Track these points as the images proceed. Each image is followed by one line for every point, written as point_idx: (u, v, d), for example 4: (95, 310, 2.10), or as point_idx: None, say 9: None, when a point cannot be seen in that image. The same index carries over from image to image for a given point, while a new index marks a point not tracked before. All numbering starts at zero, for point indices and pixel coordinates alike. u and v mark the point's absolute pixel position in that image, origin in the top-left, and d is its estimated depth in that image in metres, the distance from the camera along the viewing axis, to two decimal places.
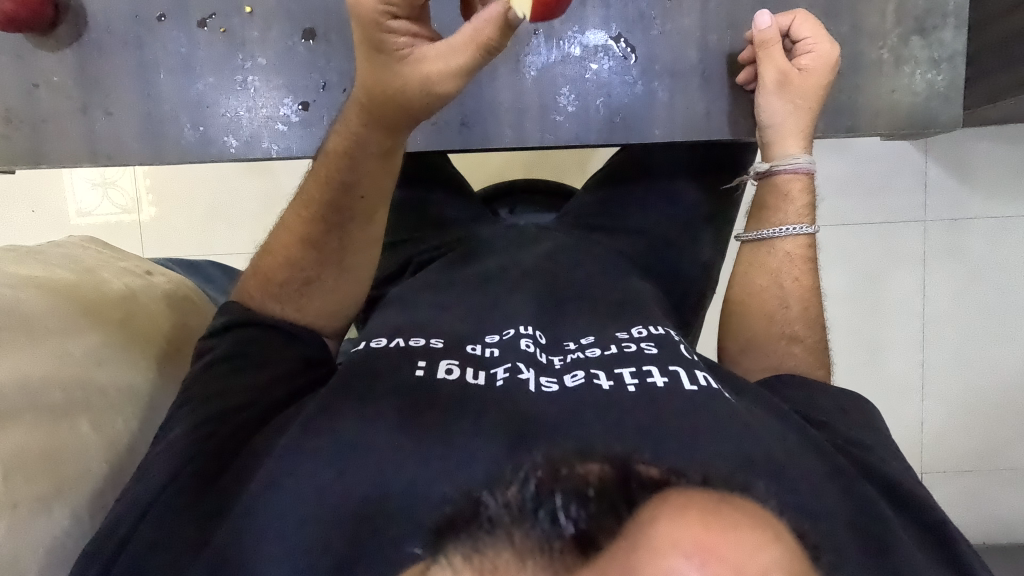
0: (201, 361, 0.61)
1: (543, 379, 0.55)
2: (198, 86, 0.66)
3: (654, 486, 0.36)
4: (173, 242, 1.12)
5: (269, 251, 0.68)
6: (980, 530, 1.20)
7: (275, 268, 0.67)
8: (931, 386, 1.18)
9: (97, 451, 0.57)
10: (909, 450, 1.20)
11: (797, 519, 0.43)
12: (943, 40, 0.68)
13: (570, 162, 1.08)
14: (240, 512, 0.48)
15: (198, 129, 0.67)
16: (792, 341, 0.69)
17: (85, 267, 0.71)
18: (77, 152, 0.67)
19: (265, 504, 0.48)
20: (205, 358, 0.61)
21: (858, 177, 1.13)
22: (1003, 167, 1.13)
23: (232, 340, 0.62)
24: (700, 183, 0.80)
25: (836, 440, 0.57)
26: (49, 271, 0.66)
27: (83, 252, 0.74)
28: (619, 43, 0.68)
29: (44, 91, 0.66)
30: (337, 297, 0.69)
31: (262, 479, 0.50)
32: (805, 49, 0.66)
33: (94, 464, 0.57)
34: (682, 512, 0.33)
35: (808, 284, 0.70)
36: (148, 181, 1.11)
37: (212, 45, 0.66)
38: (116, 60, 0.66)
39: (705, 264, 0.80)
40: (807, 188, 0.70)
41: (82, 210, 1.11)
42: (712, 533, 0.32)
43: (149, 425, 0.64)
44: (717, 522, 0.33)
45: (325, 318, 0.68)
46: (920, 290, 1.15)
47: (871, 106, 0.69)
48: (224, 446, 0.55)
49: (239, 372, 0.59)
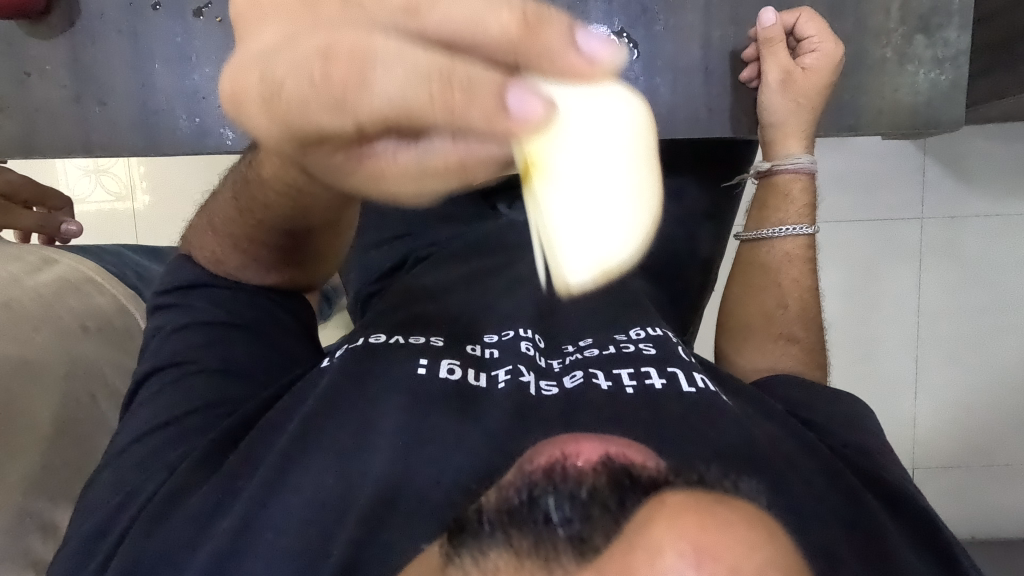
0: (179, 319, 0.60)
1: (543, 384, 0.55)
2: (194, 77, 0.65)
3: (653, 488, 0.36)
4: (166, 232, 1.11)
5: (211, 227, 0.61)
6: (971, 525, 1.21)
7: (220, 249, 0.61)
8: (924, 381, 1.19)
9: (37, 465, 0.60)
10: (900, 446, 1.21)
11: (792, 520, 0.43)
12: (948, 39, 0.66)
13: None
14: (237, 512, 0.48)
15: (194, 120, 0.66)
16: (790, 341, 0.70)
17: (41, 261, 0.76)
18: (69, 141, 0.66)
19: (260, 505, 0.48)
20: (178, 320, 0.60)
21: (858, 173, 1.12)
22: (1000, 166, 1.13)
23: (206, 301, 0.60)
24: (700, 178, 0.80)
25: (831, 445, 0.57)
26: (29, 273, 0.72)
27: (65, 254, 0.80)
28: (621, 38, 0.66)
29: (36, 79, 0.65)
30: (307, 268, 0.62)
31: (260, 479, 0.49)
32: (810, 47, 0.66)
33: (35, 476, 0.59)
34: (678, 514, 0.32)
35: (807, 284, 0.72)
36: (143, 170, 1.09)
37: (208, 34, 0.65)
38: (110, 49, 0.65)
39: (704, 262, 0.79)
40: (808, 189, 0.72)
41: (76, 196, 1.10)
42: (708, 533, 0.31)
43: (87, 440, 0.66)
44: (713, 522, 0.31)
45: (304, 278, 0.63)
46: (915, 286, 1.16)
47: (873, 106, 0.68)
48: (223, 442, 0.55)
49: (197, 347, 0.58)
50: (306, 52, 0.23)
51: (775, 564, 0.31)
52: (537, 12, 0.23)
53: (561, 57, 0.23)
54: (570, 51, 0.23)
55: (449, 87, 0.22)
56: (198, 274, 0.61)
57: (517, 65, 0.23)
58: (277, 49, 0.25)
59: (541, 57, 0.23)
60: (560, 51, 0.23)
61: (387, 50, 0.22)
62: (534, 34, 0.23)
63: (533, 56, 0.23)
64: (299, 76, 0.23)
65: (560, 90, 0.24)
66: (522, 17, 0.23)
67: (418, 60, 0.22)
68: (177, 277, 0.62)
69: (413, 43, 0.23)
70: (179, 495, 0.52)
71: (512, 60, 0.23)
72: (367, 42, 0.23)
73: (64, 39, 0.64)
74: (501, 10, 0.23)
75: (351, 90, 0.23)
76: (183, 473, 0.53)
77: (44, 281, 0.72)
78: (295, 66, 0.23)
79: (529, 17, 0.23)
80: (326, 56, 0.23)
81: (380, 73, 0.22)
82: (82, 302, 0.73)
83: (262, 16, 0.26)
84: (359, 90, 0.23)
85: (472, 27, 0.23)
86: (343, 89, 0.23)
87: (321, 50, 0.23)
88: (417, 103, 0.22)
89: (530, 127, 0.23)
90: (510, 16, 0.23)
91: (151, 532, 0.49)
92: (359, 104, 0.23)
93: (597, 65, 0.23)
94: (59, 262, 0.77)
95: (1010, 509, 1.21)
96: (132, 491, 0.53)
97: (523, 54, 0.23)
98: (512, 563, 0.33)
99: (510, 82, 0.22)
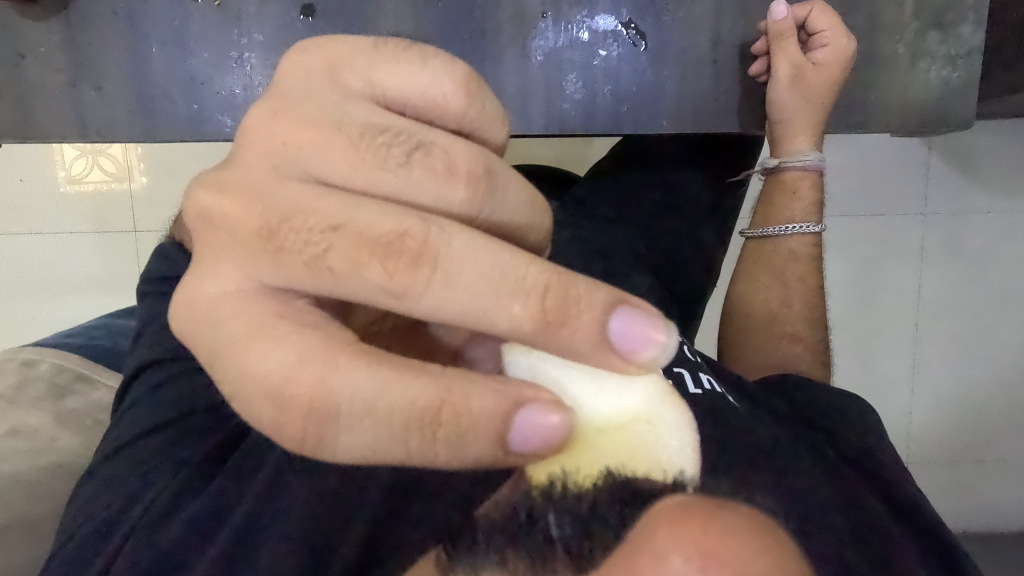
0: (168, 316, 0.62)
1: None
2: (192, 62, 0.64)
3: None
4: (162, 215, 1.09)
5: None
6: (965, 520, 1.22)
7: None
8: (920, 379, 1.19)
9: None
10: (897, 440, 1.20)
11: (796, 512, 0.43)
12: (962, 35, 0.65)
13: (571, 147, 1.05)
14: (243, 514, 0.49)
15: (192, 107, 0.64)
16: (794, 341, 0.73)
17: (24, 362, 0.83)
18: (66, 127, 0.64)
19: (262, 516, 0.48)
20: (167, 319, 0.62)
21: (864, 167, 1.11)
22: (1004, 162, 1.12)
23: None
24: (703, 173, 0.79)
25: (836, 446, 0.57)
26: (24, 380, 0.81)
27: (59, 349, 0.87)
28: (629, 29, 0.64)
29: (30, 62, 0.63)
30: None
31: (258, 486, 0.50)
32: (823, 41, 0.65)
33: None
34: (684, 509, 0.22)
35: (811, 283, 0.74)
36: (140, 151, 1.07)
37: (207, 18, 0.63)
38: (107, 31, 0.63)
39: (707, 258, 0.79)
40: (815, 186, 0.73)
41: (71, 176, 1.08)
42: (717, 531, 0.21)
43: None
44: (717, 524, 0.21)
45: None
46: (915, 283, 1.15)
47: (884, 104, 0.67)
48: (217, 451, 0.55)
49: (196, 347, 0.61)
50: (263, 369, 0.26)
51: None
52: (561, 305, 0.25)
53: (593, 351, 0.25)
54: (609, 351, 0.25)
55: (438, 438, 0.26)
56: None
57: (537, 347, 0.26)
58: (232, 319, 0.27)
59: (568, 348, 0.25)
60: (590, 353, 0.25)
61: (357, 401, 0.26)
62: (560, 327, 0.25)
63: (553, 344, 0.25)
64: (254, 402, 0.27)
65: (573, 385, 0.28)
66: (542, 313, 0.25)
67: (395, 413, 0.26)
68: (177, 266, 0.65)
69: (389, 379, 0.26)
70: (182, 497, 0.52)
71: (531, 343, 0.25)
72: (330, 383, 0.26)
73: (56, 20, 0.62)
74: (514, 305, 0.25)
75: (312, 442, 0.26)
76: (186, 478, 0.53)
77: (44, 381, 0.81)
78: (244, 385, 0.27)
79: (548, 309, 0.25)
80: (284, 394, 0.26)
81: (346, 437, 0.26)
82: (81, 399, 0.82)
83: (214, 242, 0.28)
84: (321, 439, 0.26)
85: (472, 321, 0.26)
86: (303, 438, 0.26)
87: (273, 385, 0.26)
88: (388, 449, 0.26)
89: (532, 450, 0.25)
90: (527, 310, 0.25)
91: (160, 527, 0.50)
92: (330, 456, 0.27)
93: (635, 360, 0.24)
94: (39, 362, 0.83)
95: (1004, 504, 1.22)
96: (130, 499, 0.53)
97: (541, 344, 0.25)
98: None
99: (521, 406, 0.25)
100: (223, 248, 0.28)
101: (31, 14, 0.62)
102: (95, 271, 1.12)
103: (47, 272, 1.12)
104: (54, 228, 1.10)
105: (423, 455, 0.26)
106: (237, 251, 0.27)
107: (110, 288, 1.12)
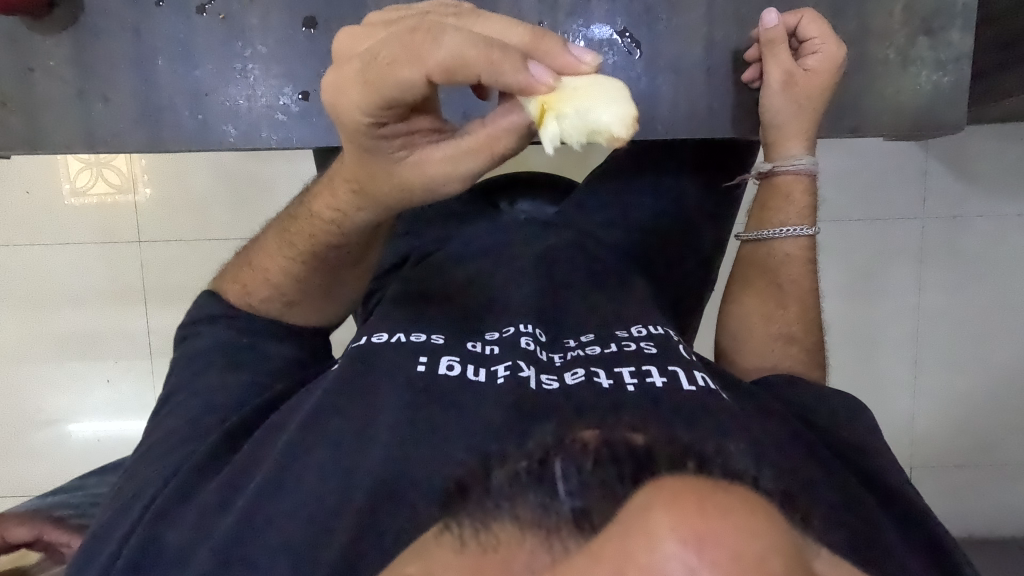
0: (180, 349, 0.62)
1: (544, 378, 0.54)
2: (198, 73, 0.65)
3: (657, 464, 0.33)
4: (169, 223, 1.11)
5: (248, 262, 0.64)
6: (965, 524, 1.22)
7: (282, 288, 0.62)
8: (922, 382, 1.19)
9: None
10: (898, 444, 1.21)
11: (794, 504, 0.43)
12: (951, 41, 0.66)
13: (570, 157, 1.06)
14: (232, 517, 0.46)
15: (197, 117, 0.66)
16: (790, 342, 0.73)
17: None
18: (74, 138, 0.65)
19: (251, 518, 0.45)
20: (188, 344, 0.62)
21: (857, 171, 1.12)
22: (1002, 166, 1.13)
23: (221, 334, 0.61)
24: (700, 177, 0.81)
25: (832, 444, 0.57)
26: None
27: None
28: (624, 38, 0.66)
29: (39, 74, 0.64)
30: (322, 305, 0.65)
31: (250, 492, 0.47)
32: (812, 49, 0.65)
33: None
34: (678, 494, 0.30)
35: (807, 284, 0.75)
36: (144, 163, 1.09)
37: (212, 31, 0.65)
38: (114, 44, 0.64)
39: (704, 259, 0.80)
40: (807, 190, 0.74)
41: (76, 188, 1.10)
42: (710, 514, 0.29)
43: None
44: (712, 507, 0.29)
45: (318, 310, 0.65)
46: (914, 286, 1.16)
47: (875, 108, 0.68)
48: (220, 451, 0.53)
49: (206, 370, 0.59)
50: (387, 42, 0.38)
51: (781, 553, 0.29)
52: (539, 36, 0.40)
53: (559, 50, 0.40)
54: (566, 52, 0.40)
55: (494, 49, 0.37)
56: (219, 309, 0.62)
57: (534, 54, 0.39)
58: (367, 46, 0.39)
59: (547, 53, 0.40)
60: (557, 54, 0.40)
61: (450, 29, 0.37)
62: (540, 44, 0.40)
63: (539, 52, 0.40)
64: (388, 49, 0.38)
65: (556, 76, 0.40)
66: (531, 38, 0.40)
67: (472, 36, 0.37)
68: (199, 311, 0.63)
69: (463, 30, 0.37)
70: (185, 492, 0.50)
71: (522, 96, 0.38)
72: (432, 28, 0.37)
73: (66, 37, 0.64)
74: (518, 30, 0.40)
75: (425, 48, 0.37)
76: (188, 473, 0.51)
77: None
78: (382, 48, 0.38)
79: (534, 37, 0.40)
80: (410, 35, 0.37)
81: (447, 39, 0.36)
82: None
83: (350, 46, 0.41)
84: (432, 43, 0.36)
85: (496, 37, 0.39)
86: (419, 56, 0.37)
87: (398, 38, 0.37)
88: (469, 51, 0.36)
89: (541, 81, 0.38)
90: (523, 36, 0.40)
91: (163, 523, 0.48)
92: (433, 58, 0.36)
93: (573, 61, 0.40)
94: None
95: (1006, 508, 1.22)
96: (130, 502, 0.51)
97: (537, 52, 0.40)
98: (516, 533, 0.32)
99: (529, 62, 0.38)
100: (361, 39, 0.41)
101: (42, 32, 0.64)
102: (98, 283, 1.13)
103: (48, 283, 1.13)
104: (58, 239, 1.11)
105: (491, 60, 0.37)
106: (363, 33, 0.41)
107: (113, 299, 1.14)
